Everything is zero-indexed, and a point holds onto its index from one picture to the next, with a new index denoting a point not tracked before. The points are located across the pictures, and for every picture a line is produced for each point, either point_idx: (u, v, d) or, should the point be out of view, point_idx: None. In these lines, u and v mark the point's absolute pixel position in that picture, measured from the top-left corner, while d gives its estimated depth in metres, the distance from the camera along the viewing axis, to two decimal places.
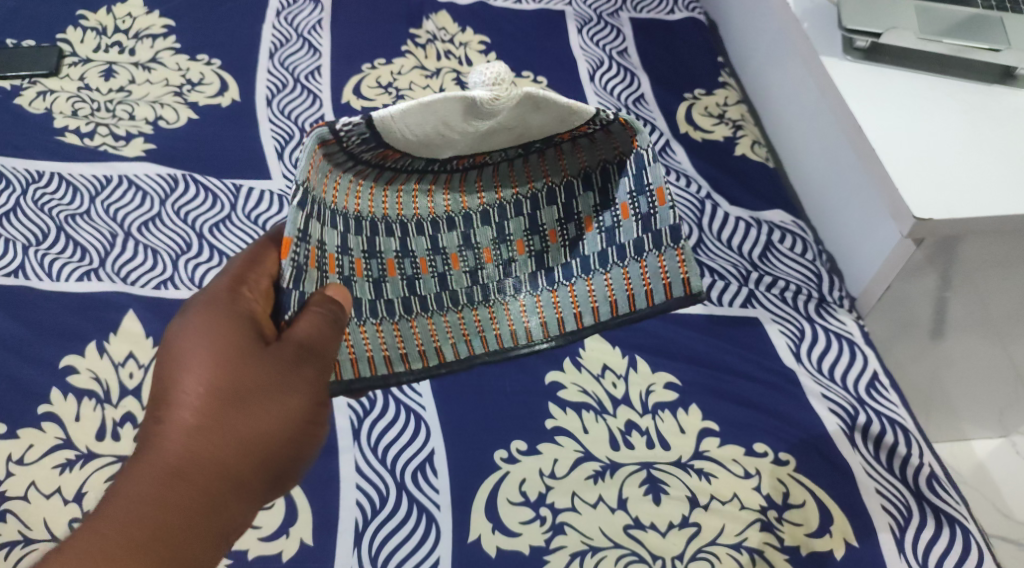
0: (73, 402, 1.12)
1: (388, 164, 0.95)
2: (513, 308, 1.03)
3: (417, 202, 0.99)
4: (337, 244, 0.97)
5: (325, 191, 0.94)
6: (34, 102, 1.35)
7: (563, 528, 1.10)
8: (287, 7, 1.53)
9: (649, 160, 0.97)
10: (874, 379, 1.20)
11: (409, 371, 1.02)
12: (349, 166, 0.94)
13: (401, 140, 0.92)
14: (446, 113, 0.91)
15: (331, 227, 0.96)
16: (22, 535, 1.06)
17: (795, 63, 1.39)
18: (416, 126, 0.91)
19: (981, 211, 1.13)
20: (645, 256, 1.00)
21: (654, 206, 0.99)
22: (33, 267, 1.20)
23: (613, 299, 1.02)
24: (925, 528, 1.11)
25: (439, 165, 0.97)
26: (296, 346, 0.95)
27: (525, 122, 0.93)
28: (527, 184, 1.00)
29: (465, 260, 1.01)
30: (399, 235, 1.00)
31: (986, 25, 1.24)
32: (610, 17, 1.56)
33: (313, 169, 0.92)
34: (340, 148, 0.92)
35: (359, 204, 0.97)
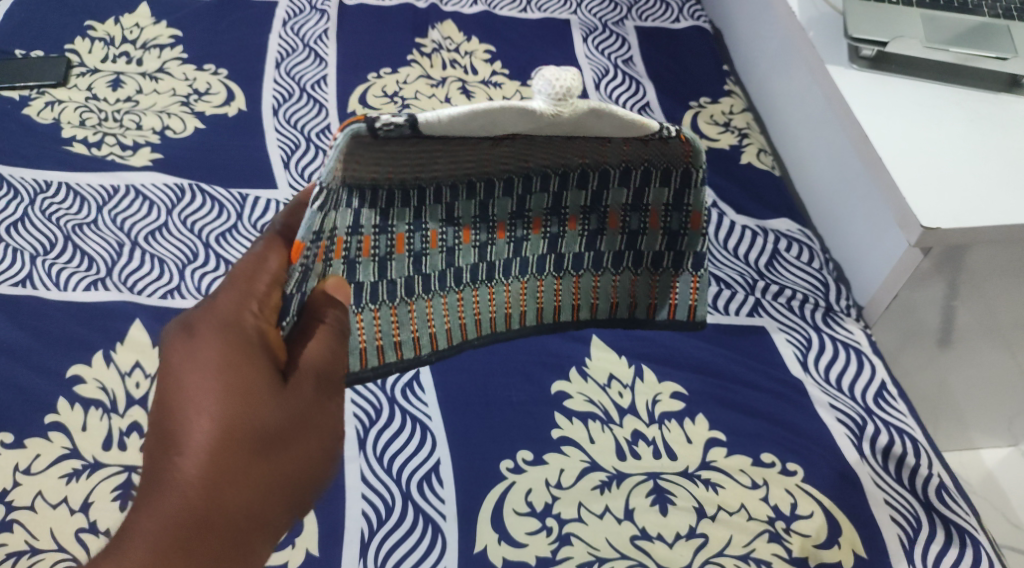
0: (80, 411, 1.12)
1: (421, 141, 0.93)
2: (513, 288, 1.05)
3: (439, 165, 0.96)
4: (348, 224, 0.96)
5: (351, 176, 0.93)
6: (42, 112, 1.36)
7: (570, 539, 1.09)
8: (294, 17, 1.53)
9: (698, 181, 1.01)
10: (882, 388, 1.20)
11: (397, 361, 1.03)
12: (379, 144, 0.92)
13: (444, 135, 0.92)
14: (499, 118, 0.92)
15: (345, 207, 0.95)
16: (29, 544, 1.06)
17: (800, 71, 1.39)
18: (457, 125, 0.91)
19: (989, 220, 1.13)
20: (662, 274, 1.07)
21: (685, 228, 1.04)
22: (40, 277, 1.21)
23: (615, 301, 1.08)
24: (935, 540, 1.10)
25: (472, 142, 0.94)
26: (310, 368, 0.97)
27: (580, 131, 0.95)
28: (560, 161, 0.99)
29: (476, 234, 1.01)
30: (414, 207, 0.98)
31: (994, 35, 1.25)
32: (615, 26, 1.57)
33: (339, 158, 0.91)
34: (370, 128, 0.90)
35: (378, 176, 0.95)
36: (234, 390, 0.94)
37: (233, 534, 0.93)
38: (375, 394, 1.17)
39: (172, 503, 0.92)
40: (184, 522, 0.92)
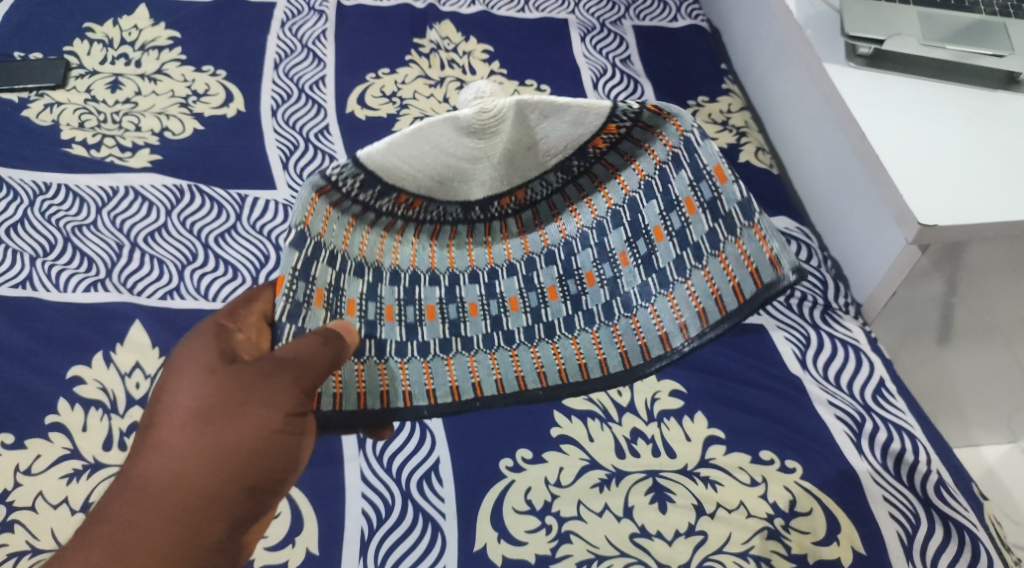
0: (80, 412, 1.13)
1: (404, 210, 1.00)
2: (584, 341, 1.03)
3: (472, 250, 1.03)
4: (360, 291, 1.02)
5: (331, 231, 0.98)
6: (41, 114, 1.36)
7: (569, 536, 1.09)
8: (292, 18, 1.53)
9: (698, 141, 0.95)
10: (881, 386, 1.20)
11: (431, 406, 1.04)
12: (356, 212, 0.99)
13: (414, 185, 0.98)
14: (437, 139, 0.95)
15: (354, 275, 1.01)
16: (30, 545, 1.07)
17: (797, 70, 1.40)
18: (423, 169, 0.97)
19: (986, 217, 1.13)
20: (722, 248, 0.96)
21: (716, 189, 0.95)
22: (40, 278, 1.21)
23: (699, 308, 0.97)
24: (933, 537, 1.10)
25: (480, 209, 1.02)
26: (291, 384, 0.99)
27: (536, 136, 0.97)
28: (591, 213, 1.01)
29: (525, 301, 1.03)
30: (445, 284, 1.04)
31: (990, 33, 1.25)
32: (613, 25, 1.57)
33: (326, 214, 0.97)
34: (341, 195, 0.97)
35: (383, 255, 1.02)
36: (220, 395, 1.00)
37: (204, 524, 0.99)
38: None
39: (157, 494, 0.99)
40: (165, 512, 0.98)
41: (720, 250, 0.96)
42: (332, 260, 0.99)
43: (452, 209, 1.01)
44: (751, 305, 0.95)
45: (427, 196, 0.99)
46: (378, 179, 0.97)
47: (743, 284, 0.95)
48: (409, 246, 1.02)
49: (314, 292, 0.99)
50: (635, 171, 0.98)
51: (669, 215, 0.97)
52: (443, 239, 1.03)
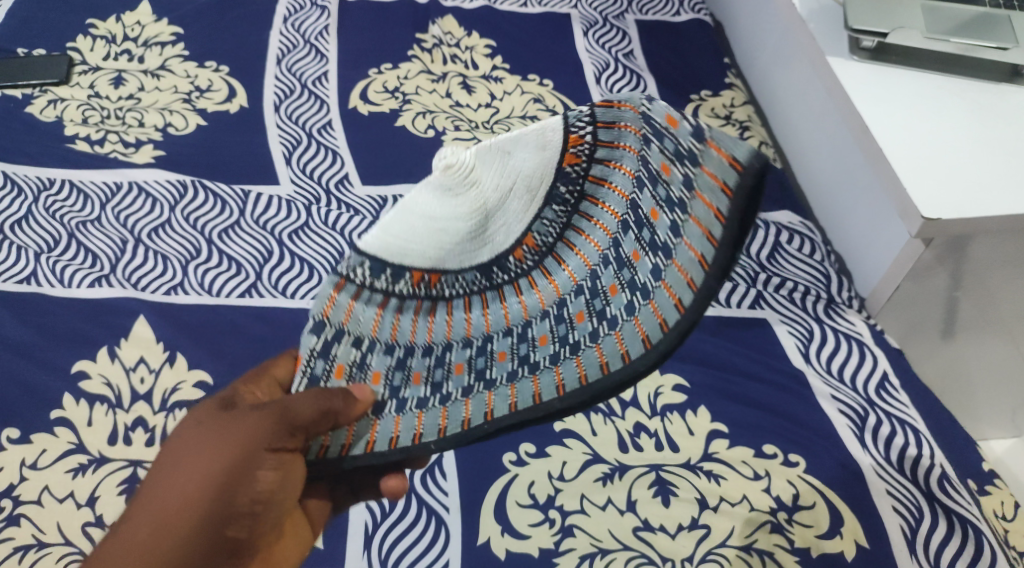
0: (85, 407, 1.13)
1: (422, 289, 0.95)
2: (607, 344, 0.93)
3: (507, 305, 0.96)
4: (386, 364, 0.97)
5: (355, 317, 0.95)
6: (45, 110, 1.37)
7: (572, 530, 1.10)
8: (295, 13, 1.54)
9: (643, 103, 0.88)
10: (884, 379, 1.20)
11: (438, 439, 0.97)
12: (381, 300, 0.95)
13: (422, 258, 0.94)
14: (426, 209, 0.92)
15: (380, 352, 0.97)
16: (36, 539, 1.07)
17: (800, 64, 1.40)
18: (423, 241, 0.93)
19: (988, 210, 1.13)
20: (696, 186, 0.88)
21: (670, 136, 0.88)
22: (44, 274, 1.21)
23: (700, 257, 0.88)
24: (936, 530, 1.10)
25: (498, 269, 0.96)
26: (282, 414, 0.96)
27: (512, 179, 0.92)
28: (608, 238, 0.93)
29: (555, 334, 0.95)
30: (477, 345, 0.97)
31: (994, 24, 1.24)
32: (616, 19, 1.57)
33: (353, 301, 0.94)
34: (358, 285, 0.94)
35: (415, 334, 0.97)
36: (211, 423, 0.98)
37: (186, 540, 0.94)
38: None
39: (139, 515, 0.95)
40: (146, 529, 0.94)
41: (693, 188, 0.88)
42: (359, 343, 0.96)
43: (470, 275, 0.96)
44: (732, 230, 0.87)
45: (441, 265, 0.95)
46: (386, 260, 0.93)
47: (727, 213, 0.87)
48: (444, 322, 0.97)
49: (334, 370, 0.96)
50: (621, 171, 0.91)
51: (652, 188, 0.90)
52: (473, 306, 0.97)
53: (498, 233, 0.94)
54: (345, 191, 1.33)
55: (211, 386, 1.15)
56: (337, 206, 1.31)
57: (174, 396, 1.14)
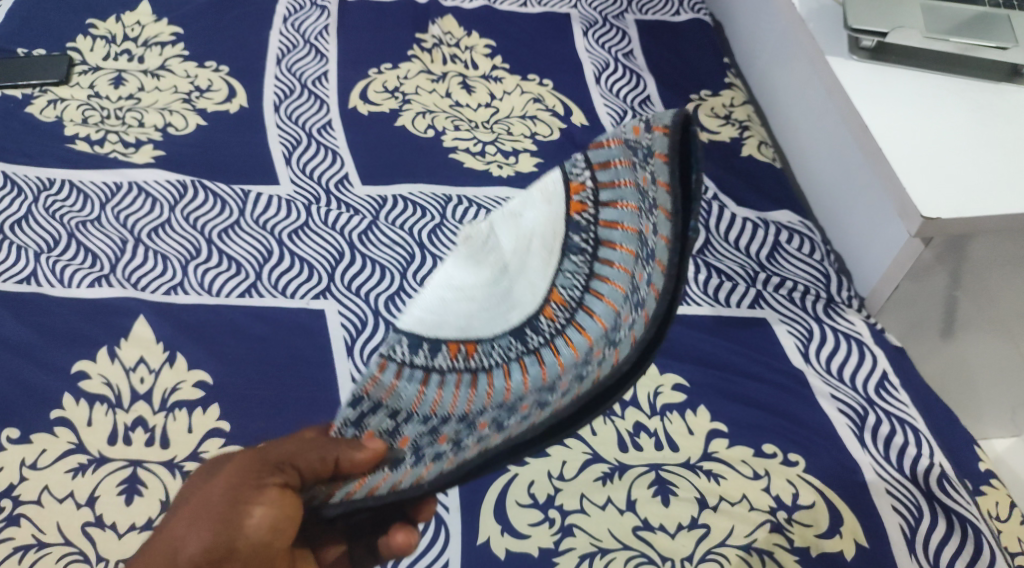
0: (85, 406, 1.13)
1: (461, 361, 0.89)
2: (604, 364, 0.89)
3: (542, 360, 0.89)
4: (418, 431, 0.90)
5: (396, 392, 0.89)
6: (45, 110, 1.37)
7: (571, 530, 1.10)
8: (294, 13, 1.54)
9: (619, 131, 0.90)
10: (884, 379, 1.20)
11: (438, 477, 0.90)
12: (422, 375, 0.89)
13: (454, 328, 0.88)
14: (455, 279, 0.89)
15: (414, 421, 0.90)
16: (36, 538, 1.07)
17: (799, 64, 1.40)
18: (458, 312, 0.89)
19: (987, 210, 1.13)
20: (655, 173, 0.88)
21: (637, 143, 0.89)
22: (44, 273, 1.21)
23: (668, 240, 0.87)
24: (936, 530, 1.10)
25: (529, 330, 0.90)
26: (281, 454, 0.94)
27: (527, 240, 0.91)
28: (627, 275, 0.89)
29: (573, 372, 0.89)
30: (507, 406, 0.90)
31: (993, 24, 1.24)
32: (615, 19, 1.57)
33: (395, 378, 0.88)
34: (399, 363, 0.88)
35: (455, 406, 0.90)
36: (206, 472, 0.98)
37: None
38: None
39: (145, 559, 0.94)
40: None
41: (653, 178, 0.88)
42: (397, 415, 0.90)
43: (505, 340, 0.90)
44: (683, 203, 0.87)
45: (474, 333, 0.89)
46: (421, 334, 0.88)
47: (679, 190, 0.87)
48: (485, 395, 0.90)
49: (365, 436, 0.90)
50: (627, 209, 0.89)
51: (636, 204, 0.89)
52: (513, 371, 0.89)
53: (523, 295, 0.90)
54: (345, 191, 1.33)
55: (211, 386, 1.15)
56: (337, 205, 1.31)
57: (174, 395, 1.14)
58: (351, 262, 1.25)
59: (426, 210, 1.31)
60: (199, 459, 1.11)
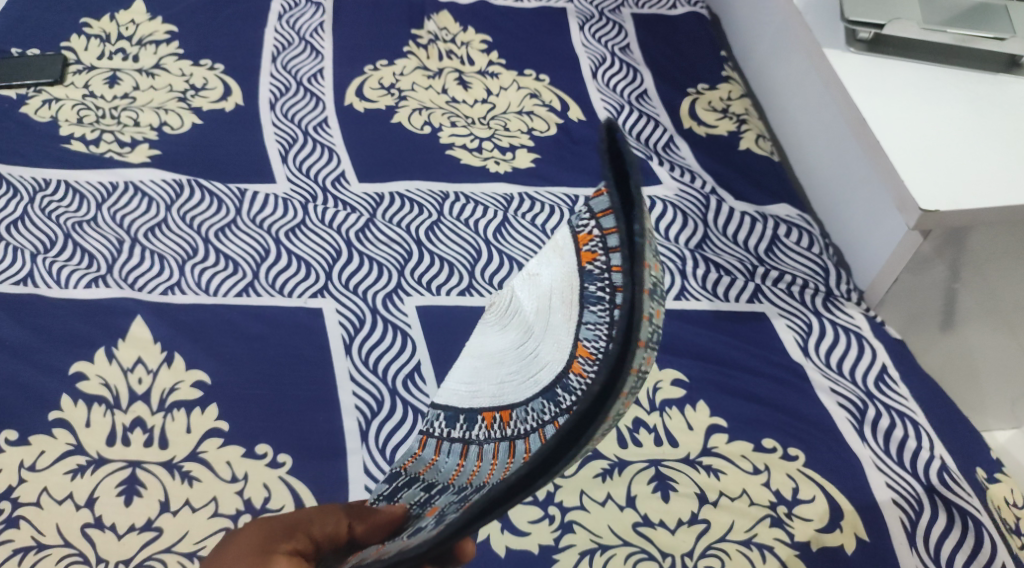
0: (83, 407, 1.13)
1: (498, 429, 0.92)
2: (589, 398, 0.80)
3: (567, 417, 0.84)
4: (447, 499, 0.91)
5: (435, 466, 0.97)
6: (40, 110, 1.36)
7: (572, 526, 1.10)
8: (289, 10, 1.53)
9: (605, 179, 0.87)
10: (883, 372, 1.20)
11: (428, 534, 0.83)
12: (461, 447, 0.96)
13: (488, 397, 0.96)
14: (485, 347, 1.02)
15: (449, 493, 0.92)
16: (36, 540, 1.07)
17: (797, 57, 1.39)
18: (490, 381, 0.97)
19: (986, 201, 1.12)
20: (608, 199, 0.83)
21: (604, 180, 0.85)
22: (41, 274, 1.21)
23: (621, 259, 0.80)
24: (936, 523, 1.10)
25: (560, 389, 0.88)
26: (288, 522, 0.94)
27: (546, 296, 0.96)
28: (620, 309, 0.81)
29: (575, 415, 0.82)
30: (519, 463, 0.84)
31: (990, 15, 1.24)
32: (612, 13, 1.57)
33: (437, 454, 0.97)
34: (439, 439, 0.98)
35: (490, 475, 0.89)
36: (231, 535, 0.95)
37: None
38: (376, 385, 1.16)
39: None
40: None
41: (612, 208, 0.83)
42: (431, 488, 0.95)
43: (538, 404, 0.89)
44: (624, 207, 0.81)
45: (505, 399, 0.93)
46: (455, 404, 0.99)
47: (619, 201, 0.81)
48: (522, 455, 0.87)
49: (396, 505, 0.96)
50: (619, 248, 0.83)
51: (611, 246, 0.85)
52: (546, 429, 0.87)
53: (548, 351, 0.91)
54: (342, 189, 1.32)
55: (209, 386, 1.15)
56: (334, 204, 1.30)
57: (172, 396, 1.14)
58: (348, 260, 1.25)
59: (423, 207, 1.30)
60: (198, 459, 1.11)
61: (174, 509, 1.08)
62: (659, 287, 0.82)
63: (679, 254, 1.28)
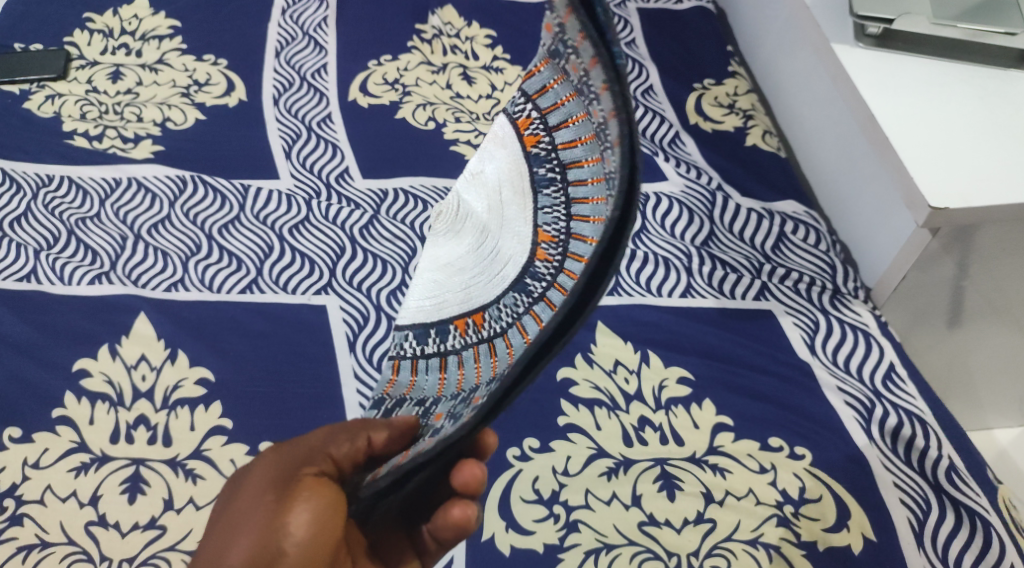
0: (86, 405, 1.12)
1: (473, 333, 1.02)
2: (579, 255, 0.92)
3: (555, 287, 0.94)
4: (445, 405, 0.98)
5: (418, 385, 1.06)
6: (43, 105, 1.36)
7: (577, 526, 1.09)
8: (293, 5, 1.52)
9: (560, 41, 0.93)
10: (891, 370, 1.19)
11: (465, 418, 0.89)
12: (438, 362, 1.06)
13: (455, 302, 1.08)
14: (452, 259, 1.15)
15: (446, 398, 0.99)
16: (40, 538, 1.06)
17: (804, 52, 1.38)
18: (454, 289, 1.10)
19: (995, 199, 1.11)
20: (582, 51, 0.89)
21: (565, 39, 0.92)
22: (44, 271, 1.20)
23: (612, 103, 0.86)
24: (945, 523, 1.09)
25: (529, 278, 0.98)
26: (307, 449, 0.98)
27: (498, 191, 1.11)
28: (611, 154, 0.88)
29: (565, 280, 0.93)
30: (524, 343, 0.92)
31: (1000, 11, 1.23)
32: (617, 8, 1.56)
33: (415, 373, 1.08)
34: (415, 358, 1.09)
35: (479, 374, 0.97)
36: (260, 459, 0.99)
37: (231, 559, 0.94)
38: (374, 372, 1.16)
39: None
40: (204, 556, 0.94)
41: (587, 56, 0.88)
42: (421, 402, 1.02)
43: (510, 300, 1.00)
44: (602, 42, 0.86)
45: (474, 305, 1.05)
46: (423, 322, 1.11)
47: (596, 37, 0.86)
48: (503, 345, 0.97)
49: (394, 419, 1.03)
50: (576, 121, 0.96)
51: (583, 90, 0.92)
52: (522, 318, 0.96)
53: (511, 248, 1.04)
54: (346, 185, 1.32)
55: (213, 383, 1.15)
56: (338, 199, 1.30)
57: (175, 393, 1.14)
58: (352, 257, 1.25)
59: (427, 204, 1.29)
60: (202, 457, 1.11)
61: (178, 507, 1.08)
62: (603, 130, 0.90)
63: (684, 251, 1.27)
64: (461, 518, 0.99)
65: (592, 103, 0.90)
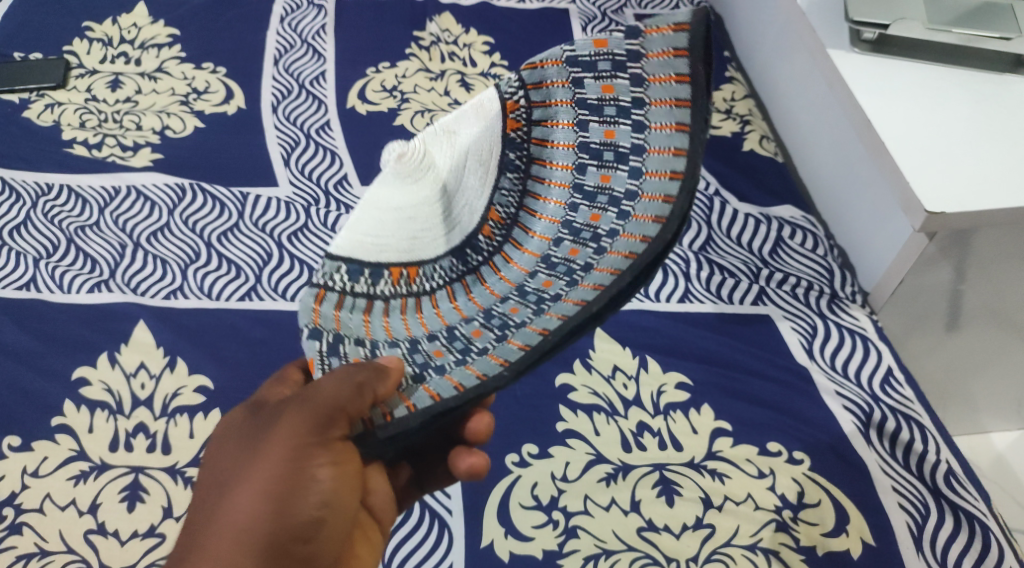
0: (86, 413, 1.13)
1: (405, 286, 0.99)
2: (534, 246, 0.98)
3: (500, 270, 0.99)
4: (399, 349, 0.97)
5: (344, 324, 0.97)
6: (42, 114, 1.36)
7: (575, 531, 1.09)
8: (291, 13, 1.52)
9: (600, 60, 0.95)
10: (889, 374, 1.19)
11: (478, 385, 0.90)
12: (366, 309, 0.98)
13: (394, 251, 0.99)
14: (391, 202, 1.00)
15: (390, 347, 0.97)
16: (39, 547, 1.07)
17: (800, 57, 1.39)
18: (393, 234, 0.99)
19: (992, 203, 1.12)
20: (665, 89, 0.92)
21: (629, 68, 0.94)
22: (44, 280, 1.21)
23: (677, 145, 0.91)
24: (943, 527, 1.09)
25: (471, 250, 1.00)
26: (329, 406, 0.93)
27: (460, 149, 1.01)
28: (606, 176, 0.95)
29: (517, 275, 0.98)
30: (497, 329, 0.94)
31: (995, 15, 1.23)
32: (615, 14, 1.56)
33: (337, 308, 0.97)
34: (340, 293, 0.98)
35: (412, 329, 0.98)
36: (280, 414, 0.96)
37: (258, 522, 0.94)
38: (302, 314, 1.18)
39: (214, 551, 0.94)
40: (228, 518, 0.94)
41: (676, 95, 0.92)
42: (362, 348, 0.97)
43: (444, 263, 1.00)
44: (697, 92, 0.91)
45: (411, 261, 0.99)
46: (358, 259, 0.98)
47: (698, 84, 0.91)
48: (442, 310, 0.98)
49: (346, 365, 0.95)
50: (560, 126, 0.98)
51: (603, 112, 0.96)
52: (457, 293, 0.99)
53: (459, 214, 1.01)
54: (345, 192, 1.32)
55: (212, 391, 1.15)
56: (337, 207, 1.30)
57: (175, 401, 1.14)
58: None
59: None
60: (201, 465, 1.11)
61: (177, 515, 1.08)
62: (609, 152, 0.96)
63: (682, 256, 1.28)
64: (476, 464, 1.01)
65: (619, 126, 0.95)
